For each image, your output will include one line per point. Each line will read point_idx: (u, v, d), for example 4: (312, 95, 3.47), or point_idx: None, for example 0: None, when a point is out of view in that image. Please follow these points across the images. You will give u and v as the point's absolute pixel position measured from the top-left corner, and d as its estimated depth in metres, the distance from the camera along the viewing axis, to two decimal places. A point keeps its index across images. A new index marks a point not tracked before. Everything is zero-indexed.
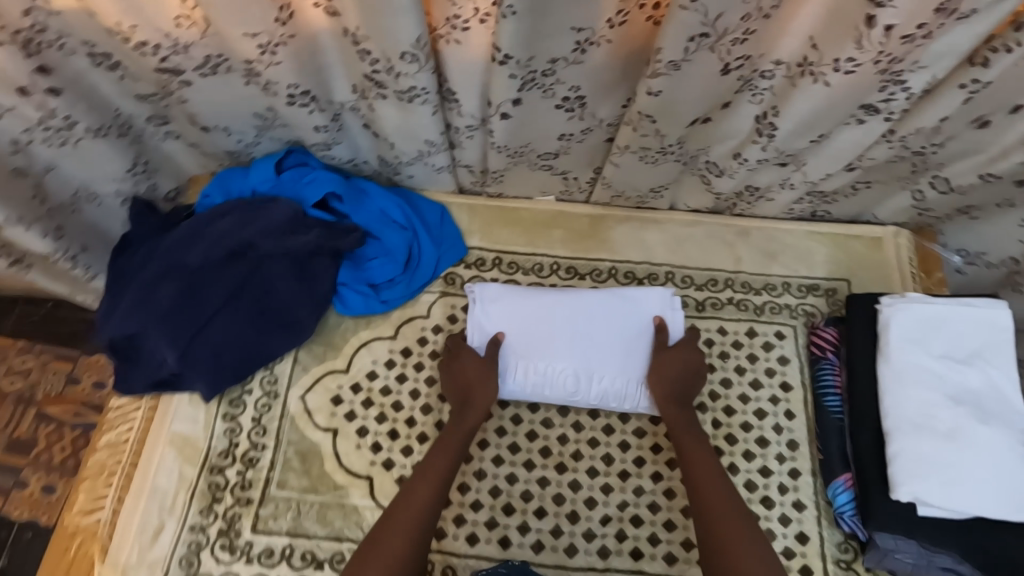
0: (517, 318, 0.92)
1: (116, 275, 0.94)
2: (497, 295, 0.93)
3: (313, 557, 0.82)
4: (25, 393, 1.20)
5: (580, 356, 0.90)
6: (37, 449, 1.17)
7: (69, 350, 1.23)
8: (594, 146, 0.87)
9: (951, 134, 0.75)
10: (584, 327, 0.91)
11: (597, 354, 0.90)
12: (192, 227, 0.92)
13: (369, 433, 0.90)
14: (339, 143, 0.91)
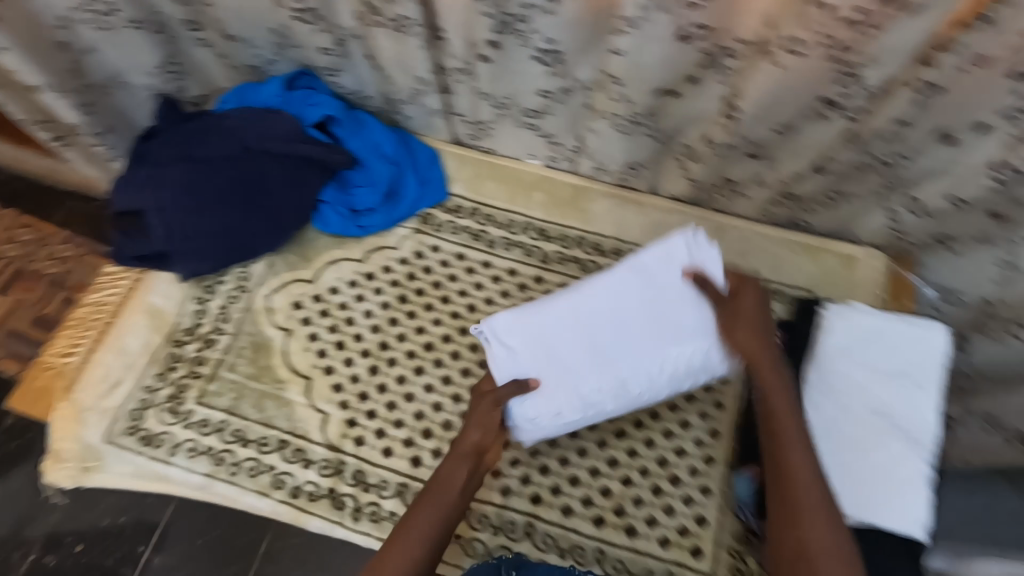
0: (532, 339, 0.77)
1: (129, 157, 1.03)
2: (510, 327, 0.78)
3: (242, 435, 0.89)
4: None
5: (609, 339, 0.76)
6: None
7: None
8: (575, 111, 0.90)
9: (920, 148, 0.74)
10: (610, 310, 0.77)
11: (633, 333, 0.76)
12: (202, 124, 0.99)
13: (318, 339, 0.97)
14: (344, 71, 0.99)
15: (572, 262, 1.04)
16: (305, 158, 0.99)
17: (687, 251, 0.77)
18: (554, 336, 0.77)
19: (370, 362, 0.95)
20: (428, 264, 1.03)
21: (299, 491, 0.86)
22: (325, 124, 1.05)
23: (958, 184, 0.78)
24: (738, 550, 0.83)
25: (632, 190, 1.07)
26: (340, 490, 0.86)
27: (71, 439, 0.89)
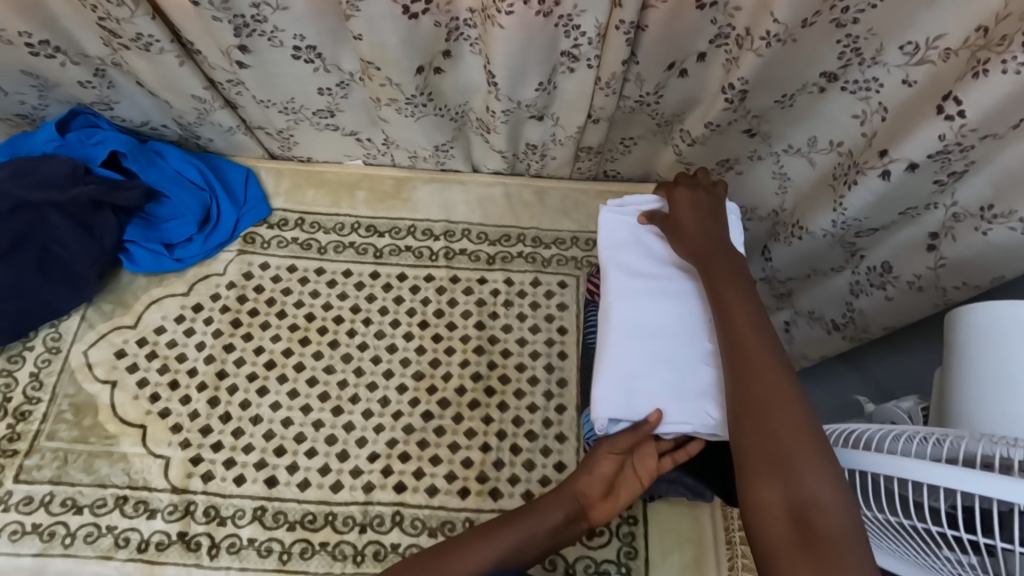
0: (648, 367, 0.71)
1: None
2: (612, 395, 0.70)
3: (74, 503, 0.83)
4: None
5: (665, 329, 0.73)
6: None
7: None
8: (363, 104, 0.92)
9: (659, 82, 0.84)
10: (630, 311, 0.74)
11: (664, 316, 0.73)
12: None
13: (149, 384, 0.92)
14: (120, 103, 0.95)
15: (406, 251, 1.05)
16: (86, 198, 0.92)
17: (624, 215, 0.80)
18: (673, 326, 0.73)
19: (209, 395, 0.91)
20: (259, 283, 1.00)
21: (147, 544, 0.82)
22: (114, 160, 0.99)
23: (707, 110, 0.87)
24: None
25: (452, 173, 1.11)
26: (192, 531, 0.82)
27: None
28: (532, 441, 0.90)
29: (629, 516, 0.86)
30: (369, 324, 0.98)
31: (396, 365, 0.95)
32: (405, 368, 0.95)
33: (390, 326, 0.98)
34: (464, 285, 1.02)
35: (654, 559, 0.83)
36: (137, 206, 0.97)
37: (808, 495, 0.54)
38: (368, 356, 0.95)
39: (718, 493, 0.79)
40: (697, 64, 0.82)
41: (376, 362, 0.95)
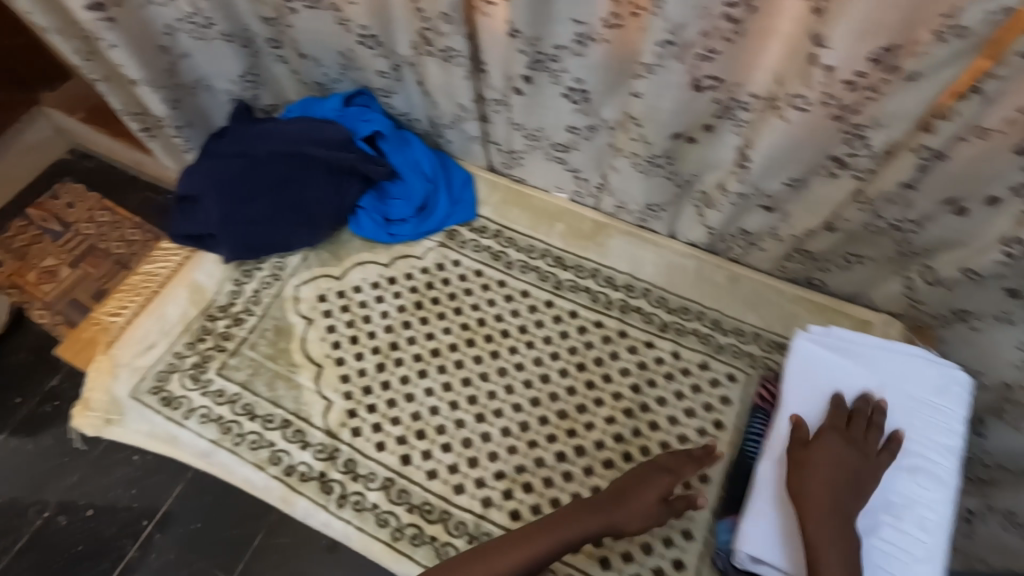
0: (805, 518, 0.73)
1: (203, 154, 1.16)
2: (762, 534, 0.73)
3: (251, 410, 0.95)
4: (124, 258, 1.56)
5: None
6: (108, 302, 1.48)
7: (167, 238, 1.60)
8: (600, 148, 0.96)
9: (928, 215, 0.76)
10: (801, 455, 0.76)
11: None
12: (265, 128, 1.13)
13: (335, 332, 1.03)
14: (396, 94, 1.09)
15: (584, 292, 1.07)
16: (347, 164, 1.08)
17: (814, 355, 0.81)
18: None
19: (379, 359, 1.00)
20: (447, 277, 1.09)
21: (293, 470, 0.91)
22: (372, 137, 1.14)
23: (973, 257, 0.78)
24: None
25: (648, 232, 1.12)
26: (330, 475, 0.90)
27: (102, 389, 0.97)
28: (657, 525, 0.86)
29: None
30: (530, 347, 1.01)
31: (545, 396, 0.97)
32: (552, 403, 0.96)
33: (549, 357, 1.01)
34: (629, 343, 1.01)
35: None
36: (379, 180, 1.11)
37: None
38: (521, 379, 0.98)
39: None
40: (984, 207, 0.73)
41: (527, 386, 0.98)
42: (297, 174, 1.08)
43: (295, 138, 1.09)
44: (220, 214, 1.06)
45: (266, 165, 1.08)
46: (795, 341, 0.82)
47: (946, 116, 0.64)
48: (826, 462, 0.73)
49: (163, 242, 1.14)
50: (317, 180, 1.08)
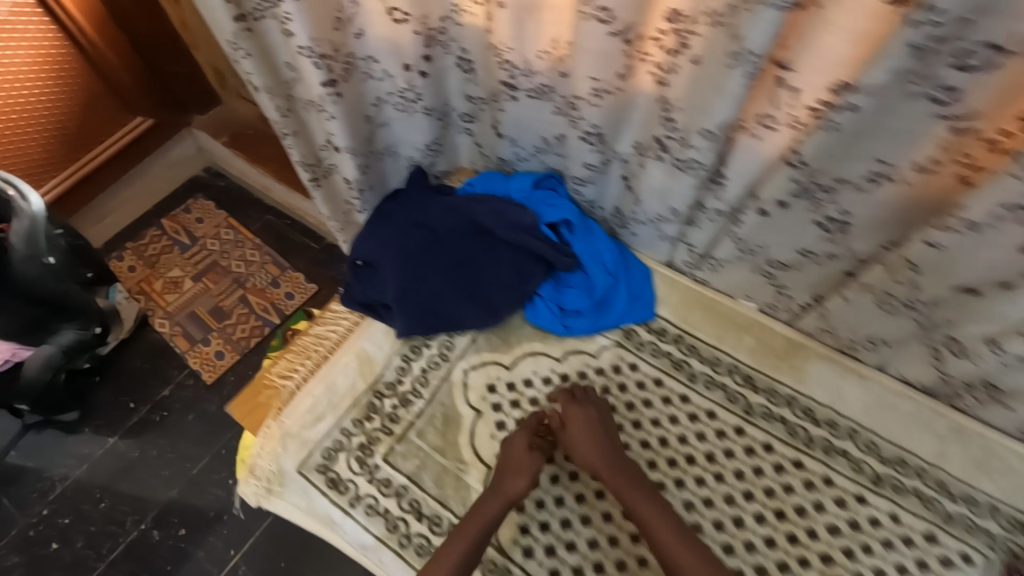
0: None
1: (376, 216, 1.14)
2: None
3: (417, 508, 0.90)
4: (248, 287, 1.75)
5: None
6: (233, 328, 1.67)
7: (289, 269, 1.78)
8: (831, 275, 0.86)
9: None
10: None
11: None
12: (447, 202, 1.11)
13: (505, 429, 0.97)
14: (591, 184, 1.04)
15: (780, 422, 0.96)
16: (532, 251, 1.04)
17: None
18: None
19: None
20: (624, 382, 1.01)
21: None
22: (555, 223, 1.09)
23: None
24: None
25: (854, 359, 0.99)
26: None
27: (268, 458, 0.95)
28: None
29: None
30: (719, 481, 0.92)
31: (738, 543, 0.87)
32: (747, 554, 0.86)
33: (741, 496, 0.91)
34: (837, 494, 0.89)
35: None
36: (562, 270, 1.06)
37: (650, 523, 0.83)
38: (710, 518, 0.89)
39: None
40: None
41: (717, 529, 0.89)
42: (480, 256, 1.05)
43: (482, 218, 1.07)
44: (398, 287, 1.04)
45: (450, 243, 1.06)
46: None
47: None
48: None
49: (332, 303, 1.13)
50: (500, 265, 1.05)
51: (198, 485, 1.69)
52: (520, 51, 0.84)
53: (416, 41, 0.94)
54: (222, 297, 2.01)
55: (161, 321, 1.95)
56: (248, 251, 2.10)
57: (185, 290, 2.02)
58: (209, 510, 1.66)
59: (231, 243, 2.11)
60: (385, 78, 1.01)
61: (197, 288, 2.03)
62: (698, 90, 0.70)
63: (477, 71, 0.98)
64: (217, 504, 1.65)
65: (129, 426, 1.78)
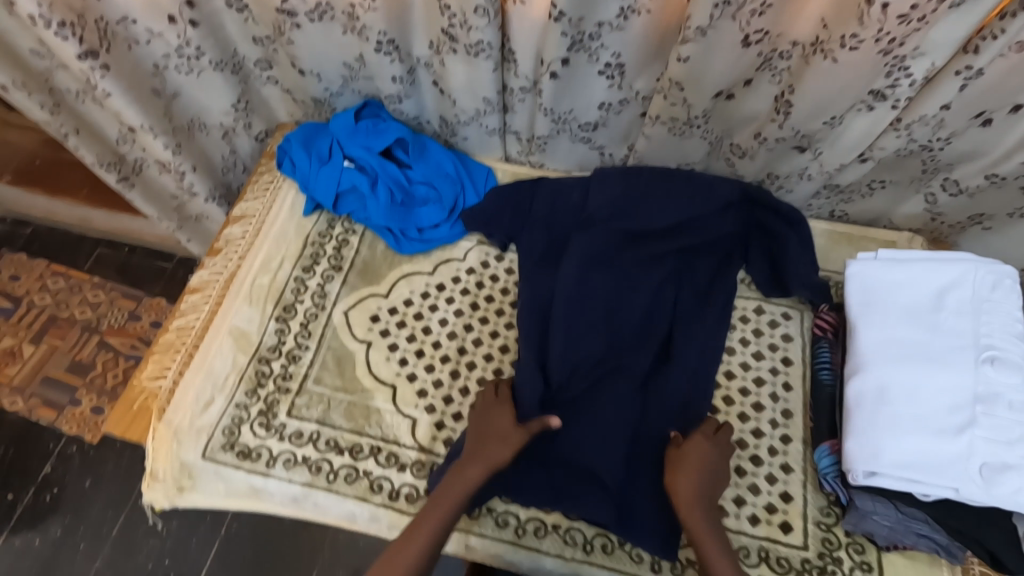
0: (905, 424, 0.76)
1: (627, 330, 0.97)
2: (870, 448, 0.76)
3: (336, 444, 0.92)
4: (93, 324, 1.89)
5: (912, 387, 0.77)
6: (94, 373, 1.82)
7: (133, 293, 1.95)
8: (630, 121, 0.98)
9: (956, 130, 0.83)
10: (890, 370, 0.79)
11: (919, 372, 0.78)
12: (583, 233, 1.03)
13: (398, 349, 1.01)
14: (409, 98, 1.06)
15: None
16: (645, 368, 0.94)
17: (874, 272, 0.87)
18: (923, 381, 0.77)
19: (451, 367, 0.99)
20: (495, 274, 1.08)
21: (397, 494, 0.89)
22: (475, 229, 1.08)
23: (994, 163, 0.86)
24: (826, 523, 0.86)
25: None
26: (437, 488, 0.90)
27: (168, 458, 0.91)
28: (757, 466, 0.90)
29: (861, 562, 0.83)
30: None
31: None
32: None
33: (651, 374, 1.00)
34: None
35: None
36: (599, 363, 0.94)
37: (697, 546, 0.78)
38: None
39: (981, 556, 0.75)
40: (1008, 116, 0.79)
41: None
42: (610, 317, 0.98)
43: (602, 236, 1.02)
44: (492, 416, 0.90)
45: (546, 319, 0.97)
46: (845, 262, 0.90)
47: (988, 34, 0.70)
48: (902, 369, 0.79)
49: (186, 294, 1.07)
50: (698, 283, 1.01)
51: (128, 544, 1.56)
52: None
53: None
54: (76, 351, 1.85)
55: (13, 400, 1.76)
56: (90, 293, 1.95)
57: (28, 357, 1.84)
58: (148, 563, 1.53)
59: (65, 291, 1.95)
60: (154, 40, 0.95)
61: (42, 351, 1.85)
62: None
63: (252, 9, 0.95)
64: (157, 553, 1.53)
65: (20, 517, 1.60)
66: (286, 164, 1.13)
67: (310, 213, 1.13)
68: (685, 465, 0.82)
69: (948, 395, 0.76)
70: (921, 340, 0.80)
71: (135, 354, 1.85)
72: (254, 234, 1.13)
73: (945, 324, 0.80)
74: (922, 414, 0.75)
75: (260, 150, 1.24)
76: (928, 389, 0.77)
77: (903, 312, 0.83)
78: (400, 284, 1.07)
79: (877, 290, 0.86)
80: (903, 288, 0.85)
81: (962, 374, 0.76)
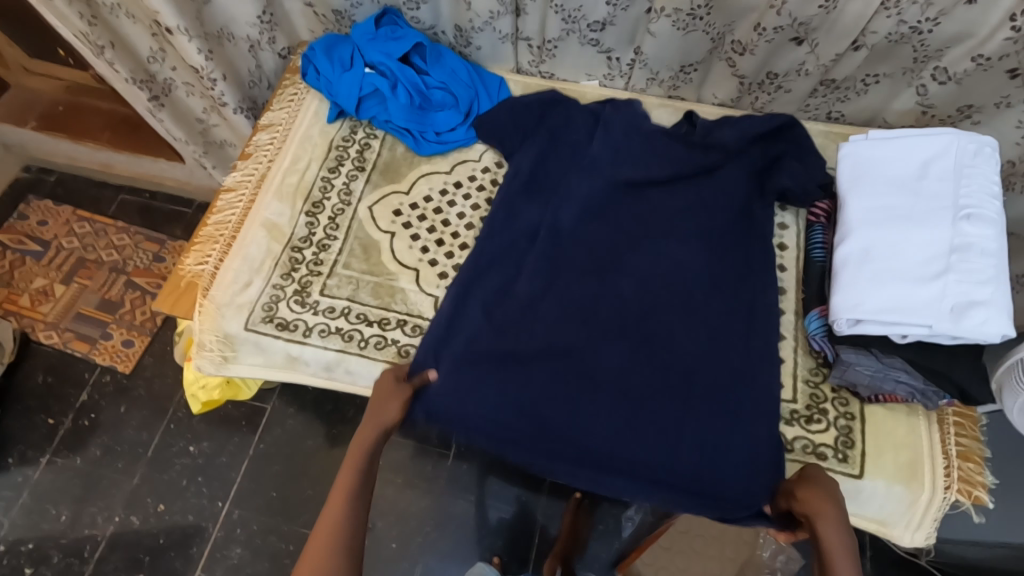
0: (886, 274, 0.83)
1: (631, 242, 1.03)
2: (854, 297, 0.84)
3: (366, 317, 1.01)
4: (120, 264, 1.99)
5: (893, 244, 0.85)
6: (122, 309, 1.91)
7: (156, 236, 2.04)
8: (636, 18, 1.05)
9: (944, 10, 0.89)
10: (874, 231, 0.87)
11: (900, 231, 0.85)
12: (577, 173, 1.06)
13: (420, 239, 1.09)
14: (426, 4, 1.13)
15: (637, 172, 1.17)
16: (650, 276, 1.00)
17: (863, 151, 0.94)
18: (904, 238, 0.85)
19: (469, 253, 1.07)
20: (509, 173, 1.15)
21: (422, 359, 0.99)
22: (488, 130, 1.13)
23: (979, 44, 0.91)
24: (814, 381, 0.94)
25: (680, 100, 1.21)
26: None
27: (212, 329, 1.01)
28: None
29: (845, 412, 0.92)
30: None
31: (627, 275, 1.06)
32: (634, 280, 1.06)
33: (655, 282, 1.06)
34: None
35: (872, 455, 0.89)
36: (606, 276, 1.00)
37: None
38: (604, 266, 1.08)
39: (953, 392, 0.83)
40: None
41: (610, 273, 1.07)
42: (607, 252, 1.02)
43: (596, 179, 1.05)
44: (496, 323, 0.97)
45: (536, 256, 1.01)
46: (837, 146, 0.97)
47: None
48: (885, 229, 0.86)
49: (221, 194, 1.15)
50: (698, 192, 1.04)
51: (162, 462, 1.66)
52: None
53: None
54: (105, 290, 1.95)
55: (47, 334, 1.86)
56: (115, 237, 2.04)
57: (59, 296, 1.94)
58: (180, 479, 1.63)
59: (91, 235, 2.04)
60: None
61: (72, 290, 1.95)
62: None
63: None
64: (189, 470, 1.63)
65: (62, 438, 1.70)
66: (310, 72, 1.19)
67: (333, 120, 1.20)
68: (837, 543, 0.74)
69: (926, 249, 0.83)
70: (904, 205, 0.87)
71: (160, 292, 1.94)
72: (281, 141, 1.21)
73: (927, 189, 0.87)
74: (902, 264, 0.83)
75: (284, 67, 1.32)
76: (908, 246, 0.84)
77: (889, 182, 0.90)
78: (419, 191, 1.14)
79: (866, 165, 0.93)
80: (889, 162, 0.91)
81: (941, 228, 0.84)
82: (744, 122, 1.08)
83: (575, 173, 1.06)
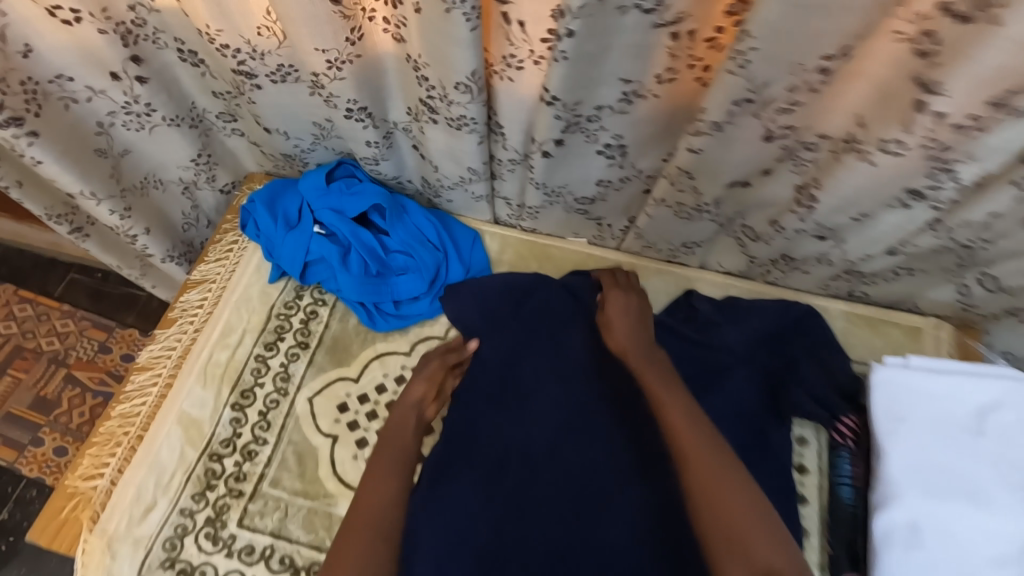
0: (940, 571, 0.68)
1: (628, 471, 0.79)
2: None
3: (291, 562, 0.82)
4: (60, 355, 1.59)
5: (948, 526, 0.70)
6: (58, 411, 1.53)
7: (106, 322, 1.63)
8: (631, 196, 0.88)
9: (1001, 233, 0.73)
10: (923, 505, 0.71)
11: (955, 509, 0.71)
12: (559, 376, 0.87)
13: (368, 445, 0.90)
14: (385, 160, 0.95)
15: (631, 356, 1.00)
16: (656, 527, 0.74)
17: (905, 382, 0.78)
18: (960, 518, 0.70)
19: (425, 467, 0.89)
20: None
21: None
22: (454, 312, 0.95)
23: None
24: None
25: (681, 267, 1.04)
26: None
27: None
28: None
29: None
30: None
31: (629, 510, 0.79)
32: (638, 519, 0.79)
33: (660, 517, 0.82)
34: None
35: None
36: (595, 523, 0.76)
37: (699, 480, 0.64)
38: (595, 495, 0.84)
39: None
40: None
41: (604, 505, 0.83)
42: (603, 483, 0.79)
43: (585, 389, 0.85)
44: None
45: (505, 498, 0.78)
46: (873, 368, 0.80)
47: None
48: (937, 507, 0.71)
49: (132, 372, 0.96)
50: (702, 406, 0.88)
51: None
52: (235, 31, 0.74)
53: (107, 42, 0.77)
54: (41, 385, 1.56)
55: None
56: (60, 322, 1.63)
57: None
58: None
59: (33, 318, 1.63)
60: (95, 98, 0.84)
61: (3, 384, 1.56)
62: (431, 40, 0.63)
63: (208, 63, 0.84)
64: None
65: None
66: (249, 226, 1.02)
67: (276, 281, 1.02)
68: (668, 387, 0.75)
69: (986, 539, 0.69)
70: (955, 470, 0.73)
71: (104, 391, 1.55)
72: (213, 304, 1.01)
73: (985, 453, 0.74)
74: (958, 561, 0.68)
75: (227, 202, 1.14)
76: (965, 530, 0.70)
77: (939, 433, 0.75)
78: (371, 380, 0.95)
79: (909, 405, 0.77)
80: (938, 404, 0.77)
81: (1001, 514, 0.70)
82: (753, 318, 0.93)
83: (558, 380, 0.86)
